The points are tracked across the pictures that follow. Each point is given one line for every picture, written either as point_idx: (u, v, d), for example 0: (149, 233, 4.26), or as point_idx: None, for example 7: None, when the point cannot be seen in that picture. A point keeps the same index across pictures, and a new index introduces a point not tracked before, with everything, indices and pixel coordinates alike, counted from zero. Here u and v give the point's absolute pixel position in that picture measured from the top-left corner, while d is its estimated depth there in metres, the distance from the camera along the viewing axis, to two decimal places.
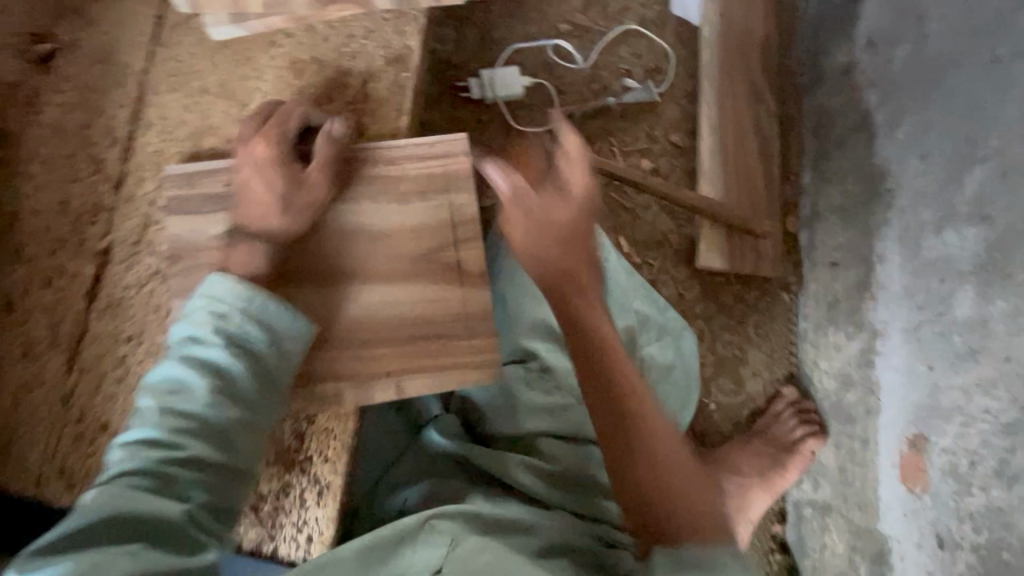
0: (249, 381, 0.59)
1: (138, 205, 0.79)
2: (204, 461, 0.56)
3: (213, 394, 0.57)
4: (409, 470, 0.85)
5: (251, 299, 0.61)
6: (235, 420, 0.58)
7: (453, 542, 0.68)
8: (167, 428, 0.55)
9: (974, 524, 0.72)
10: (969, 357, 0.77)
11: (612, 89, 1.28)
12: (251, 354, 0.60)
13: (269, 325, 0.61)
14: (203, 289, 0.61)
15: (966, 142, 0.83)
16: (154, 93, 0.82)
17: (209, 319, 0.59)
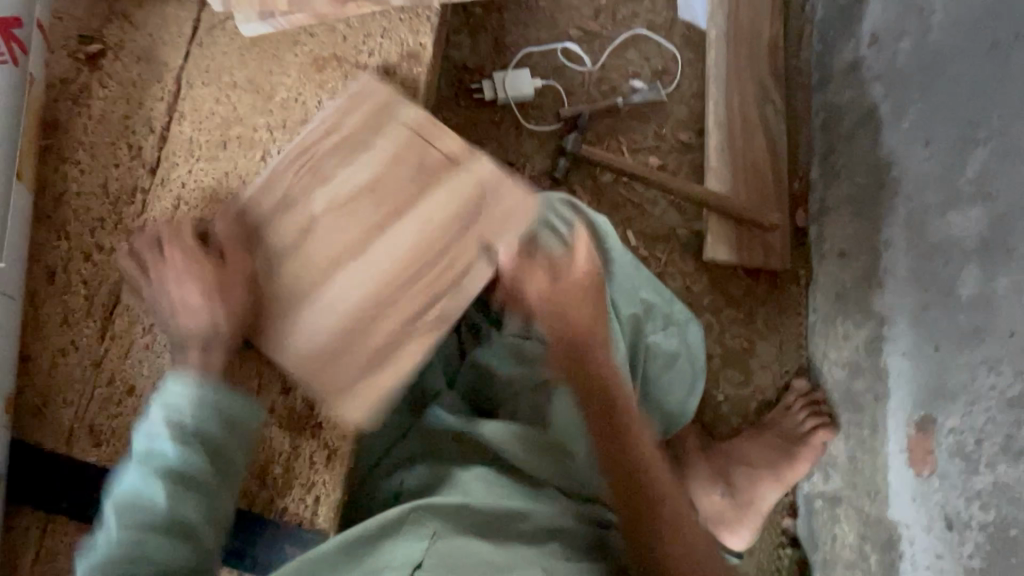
0: (211, 480, 0.67)
1: (170, 187, 0.86)
2: (171, 563, 0.62)
3: (173, 498, 0.64)
4: (412, 448, 0.85)
5: (203, 391, 0.69)
6: (199, 518, 0.65)
7: (435, 536, 0.70)
8: (131, 537, 0.62)
9: (982, 502, 0.72)
10: (974, 336, 0.76)
11: (621, 90, 1.32)
12: (205, 451, 0.67)
13: (229, 422, 0.69)
14: (160, 395, 0.69)
15: (968, 125, 0.84)
16: (189, 88, 0.90)
17: (167, 425, 0.67)
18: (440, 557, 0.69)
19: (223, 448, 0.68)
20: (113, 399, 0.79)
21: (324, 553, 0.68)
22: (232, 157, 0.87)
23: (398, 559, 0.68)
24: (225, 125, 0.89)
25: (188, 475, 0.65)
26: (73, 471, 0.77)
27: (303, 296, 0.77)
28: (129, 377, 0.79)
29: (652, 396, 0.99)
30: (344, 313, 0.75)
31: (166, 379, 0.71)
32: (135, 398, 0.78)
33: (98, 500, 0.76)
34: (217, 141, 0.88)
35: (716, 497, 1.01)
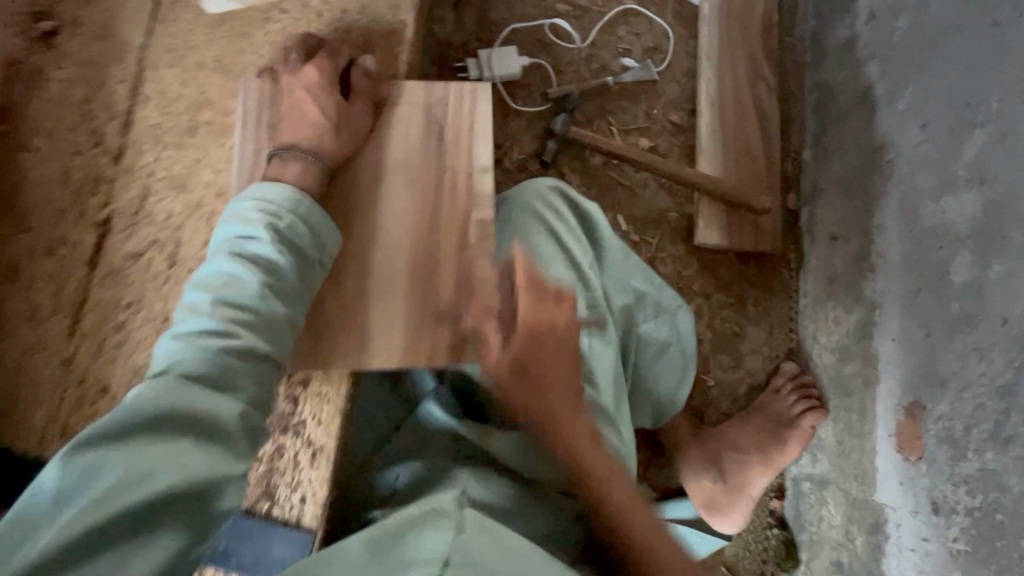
0: (295, 282, 0.68)
1: (137, 176, 0.81)
2: (256, 351, 0.63)
3: (265, 289, 0.66)
4: (405, 442, 0.82)
5: (295, 198, 0.71)
6: (281, 314, 0.66)
7: (459, 530, 0.61)
8: (224, 319, 0.63)
9: (968, 488, 0.72)
10: (965, 323, 0.76)
11: (611, 68, 1.28)
12: (295, 252, 0.69)
13: (314, 227, 0.71)
14: (251, 192, 0.70)
15: (966, 107, 0.82)
16: (153, 68, 0.84)
17: (260, 220, 0.68)
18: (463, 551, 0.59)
19: (304, 255, 0.70)
20: (86, 400, 0.75)
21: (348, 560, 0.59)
22: (203, 144, 0.83)
23: (422, 551, 0.58)
24: (194, 109, 0.84)
25: (277, 272, 0.67)
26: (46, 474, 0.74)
27: None
28: (103, 377, 0.76)
29: (643, 388, 0.99)
30: (340, 314, 0.76)
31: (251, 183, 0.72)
32: (108, 398, 0.75)
33: None
34: (186, 126, 0.83)
35: (707, 483, 1.01)
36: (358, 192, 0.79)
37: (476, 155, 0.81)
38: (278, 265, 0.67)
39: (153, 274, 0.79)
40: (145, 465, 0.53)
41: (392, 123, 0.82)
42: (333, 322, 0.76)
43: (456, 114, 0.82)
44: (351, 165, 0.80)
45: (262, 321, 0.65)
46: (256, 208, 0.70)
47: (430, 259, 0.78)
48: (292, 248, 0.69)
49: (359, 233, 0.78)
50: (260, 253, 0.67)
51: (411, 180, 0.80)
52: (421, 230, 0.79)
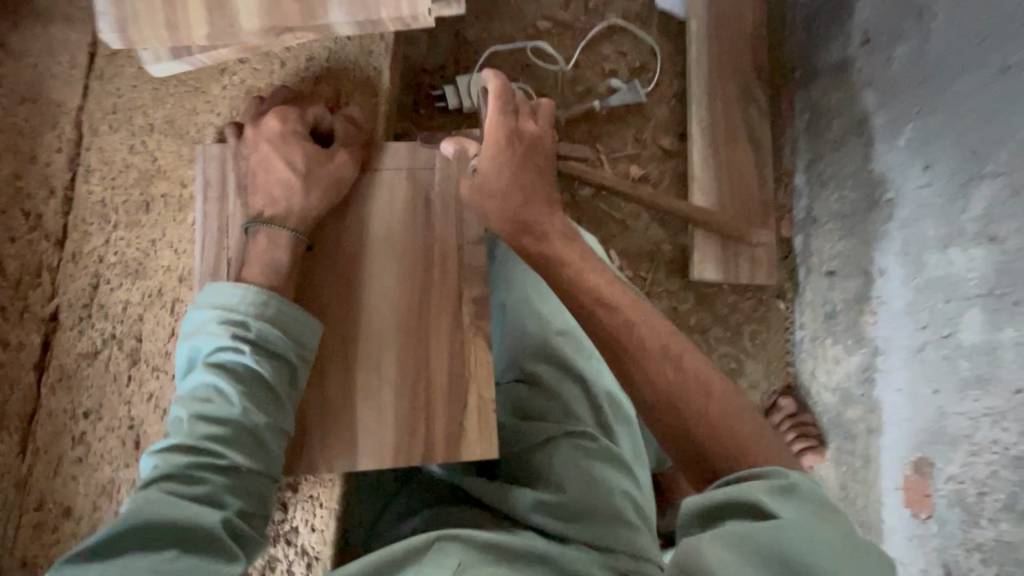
0: (277, 385, 0.63)
1: (85, 263, 0.72)
2: (238, 467, 0.59)
3: (243, 400, 0.60)
4: (412, 500, 0.79)
5: (257, 295, 0.64)
6: (261, 424, 0.61)
7: (460, 566, 0.66)
8: (200, 436, 0.59)
9: (982, 556, 0.71)
10: (976, 385, 0.74)
11: (597, 91, 1.21)
12: (270, 354, 0.63)
13: (288, 326, 0.64)
14: (214, 295, 0.64)
15: (973, 155, 0.79)
16: (95, 134, 0.74)
17: (225, 325, 0.63)
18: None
19: (281, 354, 0.64)
20: (45, 524, 0.67)
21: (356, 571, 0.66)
22: (159, 221, 0.73)
23: None
24: (145, 181, 0.74)
25: (256, 376, 0.62)
26: None
27: None
28: (63, 497, 0.68)
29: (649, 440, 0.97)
30: (327, 410, 0.70)
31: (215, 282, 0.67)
32: (71, 521, 0.67)
33: None
34: (137, 201, 0.73)
35: None
36: (339, 273, 0.72)
37: (468, 226, 0.75)
38: (255, 373, 0.62)
39: (113, 375, 0.70)
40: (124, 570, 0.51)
41: (373, 191, 0.74)
42: (321, 417, 0.70)
43: (443, 178, 0.75)
44: (329, 242, 0.72)
45: (243, 432, 0.60)
46: (219, 316, 0.63)
47: (422, 343, 0.72)
48: (268, 351, 0.63)
49: (343, 316, 0.71)
50: (234, 364, 0.62)
51: (397, 252, 0.73)
52: (410, 311, 0.72)
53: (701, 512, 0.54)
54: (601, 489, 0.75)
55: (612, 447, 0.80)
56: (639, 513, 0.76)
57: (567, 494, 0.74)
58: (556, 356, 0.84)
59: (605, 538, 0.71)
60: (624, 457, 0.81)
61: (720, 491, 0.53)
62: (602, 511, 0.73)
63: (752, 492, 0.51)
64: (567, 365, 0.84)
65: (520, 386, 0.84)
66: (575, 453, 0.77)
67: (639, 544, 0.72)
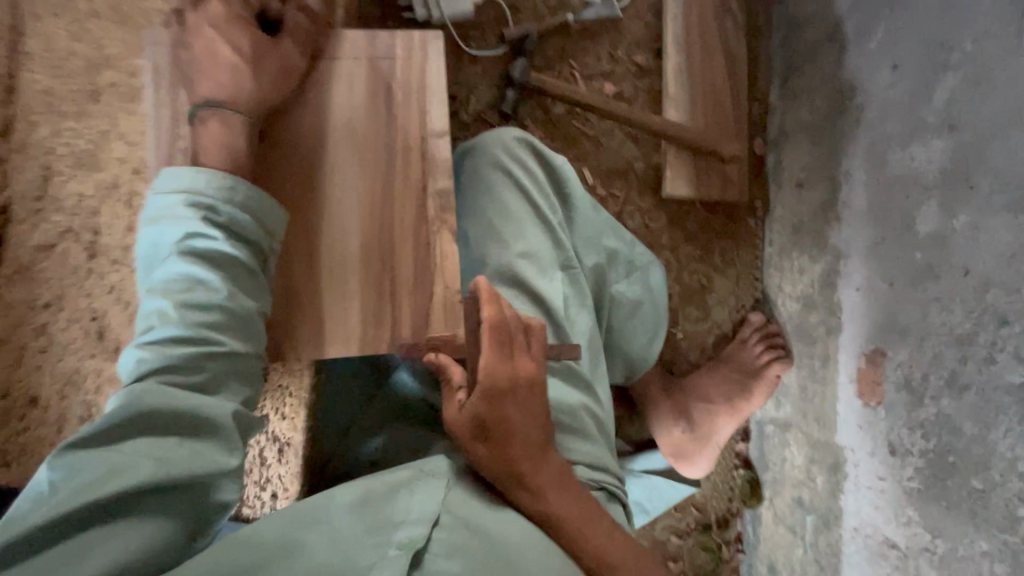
0: (257, 270, 0.63)
1: (34, 155, 0.70)
2: (238, 352, 0.59)
3: (233, 286, 0.60)
4: (379, 413, 0.80)
5: (230, 181, 0.62)
6: (255, 309, 0.61)
7: (448, 488, 0.63)
8: (195, 324, 0.57)
9: (923, 431, 0.76)
10: (928, 274, 0.77)
11: (570, 4, 1.17)
12: (250, 243, 0.63)
13: (262, 213, 0.63)
14: (175, 182, 0.61)
15: (939, 47, 0.78)
16: (33, 20, 0.70)
17: (195, 212, 0.60)
18: (456, 514, 0.60)
19: (261, 244, 0.64)
20: (14, 414, 0.68)
21: (339, 499, 0.58)
22: (109, 112, 0.71)
23: (413, 513, 0.58)
24: (92, 70, 0.71)
25: (238, 264, 0.61)
26: None
27: None
28: (29, 388, 0.68)
29: (617, 348, 1.00)
30: (291, 301, 0.70)
31: (166, 171, 0.62)
32: (39, 410, 0.68)
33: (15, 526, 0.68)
34: (84, 90, 0.71)
35: (676, 433, 1.05)
36: (299, 161, 0.71)
37: (432, 117, 0.73)
38: (236, 257, 0.61)
39: (71, 268, 0.69)
40: (118, 462, 0.50)
41: (331, 79, 0.72)
42: (285, 309, 0.70)
43: (406, 66, 0.73)
44: (286, 130, 0.71)
45: (240, 318, 0.60)
46: (184, 202, 0.61)
47: (385, 234, 0.71)
48: (247, 241, 0.63)
49: (303, 207, 0.70)
50: (210, 249, 0.60)
51: (358, 141, 0.72)
52: (373, 202, 0.71)
53: None
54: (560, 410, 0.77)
55: (573, 365, 0.81)
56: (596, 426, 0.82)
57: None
58: (520, 278, 0.80)
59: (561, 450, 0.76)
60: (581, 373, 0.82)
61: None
62: (558, 429, 0.77)
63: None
64: (527, 288, 0.80)
65: None
66: None
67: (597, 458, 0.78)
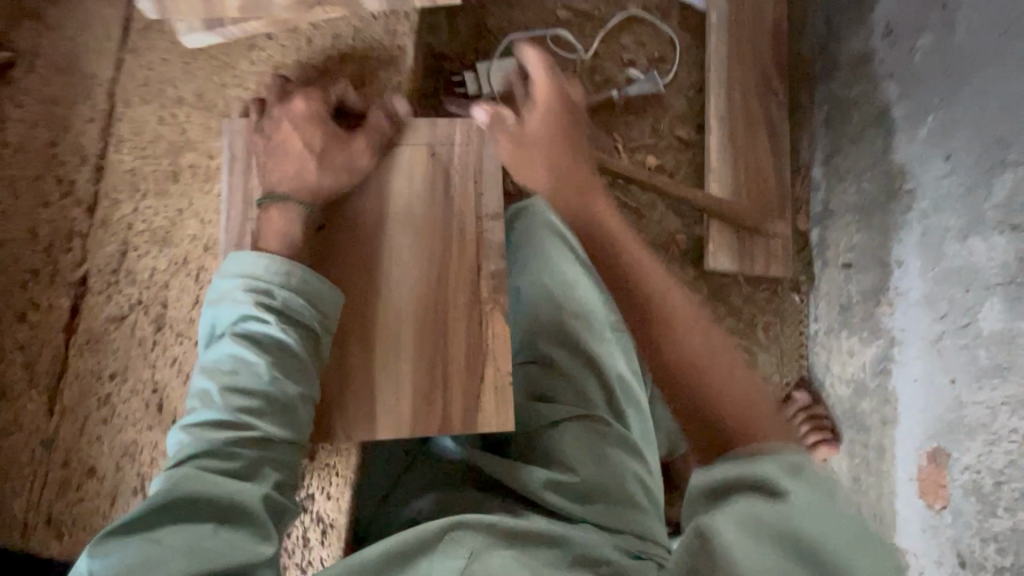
0: (303, 355, 0.63)
1: (115, 230, 0.74)
2: (273, 437, 0.60)
3: (275, 372, 0.61)
4: (419, 478, 0.81)
5: (283, 266, 0.64)
6: (295, 394, 0.61)
7: (474, 555, 0.63)
8: (236, 409, 0.59)
9: (998, 546, 0.70)
10: (995, 374, 0.74)
11: (615, 81, 1.22)
12: (298, 326, 0.63)
13: (313, 298, 0.65)
14: (237, 267, 0.64)
15: (997, 143, 0.79)
16: (126, 105, 0.76)
17: (250, 296, 0.63)
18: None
19: (308, 328, 0.64)
20: (70, 484, 0.69)
21: (370, 555, 0.63)
22: (187, 191, 0.75)
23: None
24: (174, 152, 0.76)
25: (284, 348, 0.62)
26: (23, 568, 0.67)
27: None
28: (86, 457, 0.69)
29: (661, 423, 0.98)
30: (346, 377, 0.71)
31: (235, 253, 0.66)
32: (94, 480, 0.69)
33: None
34: (166, 171, 0.75)
35: None
36: (359, 243, 0.73)
37: (486, 199, 0.76)
38: (284, 341, 0.62)
39: (138, 340, 0.72)
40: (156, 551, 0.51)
41: (395, 164, 0.75)
42: (342, 385, 0.70)
43: (461, 150, 0.77)
44: (349, 212, 0.73)
45: (278, 404, 0.61)
46: (244, 286, 0.63)
47: (439, 311, 0.73)
48: (296, 324, 0.64)
49: (362, 286, 0.72)
50: (260, 333, 0.62)
51: (416, 222, 0.74)
52: (428, 282, 0.73)
53: (710, 492, 0.55)
54: (603, 474, 0.77)
55: (623, 431, 0.81)
56: (648, 496, 0.78)
57: (577, 474, 0.76)
58: (569, 338, 0.85)
59: (615, 517, 0.74)
60: (633, 438, 0.81)
61: (732, 466, 0.56)
62: (609, 496, 0.75)
63: (764, 467, 0.54)
64: (575, 344, 0.85)
65: (535, 367, 0.85)
66: (585, 432, 0.79)
67: (648, 527, 0.75)
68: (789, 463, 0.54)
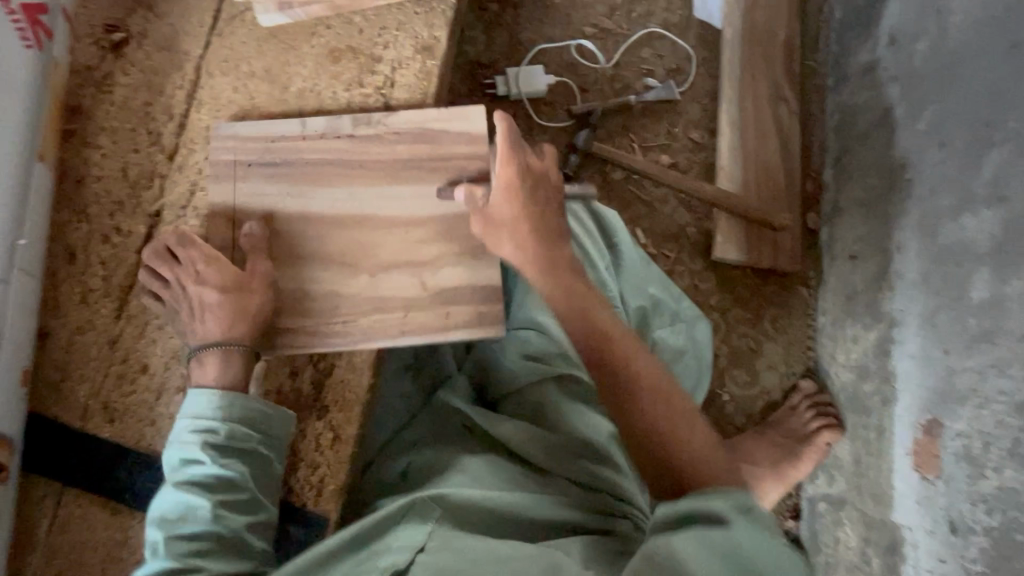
0: (248, 480, 0.69)
1: (188, 172, 0.88)
2: (225, 573, 0.65)
3: (221, 509, 0.66)
4: (420, 433, 0.86)
5: (226, 401, 0.71)
6: (244, 525, 0.68)
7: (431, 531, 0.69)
8: (186, 553, 0.64)
9: (987, 507, 0.72)
10: (983, 339, 0.76)
11: (634, 89, 1.32)
12: (241, 458, 0.70)
13: (256, 425, 0.72)
14: (188, 410, 0.71)
15: (986, 126, 0.83)
16: (208, 76, 0.92)
17: (197, 439, 0.69)
18: (440, 543, 0.67)
19: (252, 458, 0.71)
20: (126, 377, 0.81)
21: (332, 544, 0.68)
22: None
23: (394, 546, 0.67)
24: (242, 114, 0.91)
25: (229, 481, 0.68)
26: (85, 447, 0.79)
27: (315, 294, 0.80)
28: (142, 356, 0.82)
29: None
30: (363, 318, 0.81)
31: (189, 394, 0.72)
32: (146, 376, 0.81)
33: (109, 474, 0.78)
34: None
35: None
36: (387, 198, 0.82)
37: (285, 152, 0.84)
38: (228, 476, 0.68)
39: None
40: None
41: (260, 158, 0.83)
42: (362, 321, 0.80)
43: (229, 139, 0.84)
44: (355, 176, 0.83)
45: (228, 537, 0.66)
46: (192, 425, 0.70)
47: (448, 254, 0.82)
48: (239, 454, 0.70)
49: (383, 237, 0.82)
50: (201, 476, 0.67)
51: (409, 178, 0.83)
52: (439, 239, 0.82)
53: (668, 518, 0.61)
54: (572, 430, 0.84)
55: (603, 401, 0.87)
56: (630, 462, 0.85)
57: (556, 433, 0.84)
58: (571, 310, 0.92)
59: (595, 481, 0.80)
60: None
61: (690, 501, 0.61)
62: (588, 460, 0.82)
63: (715, 503, 0.60)
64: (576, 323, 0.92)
65: (529, 338, 0.90)
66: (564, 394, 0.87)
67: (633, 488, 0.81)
68: (736, 503, 0.61)
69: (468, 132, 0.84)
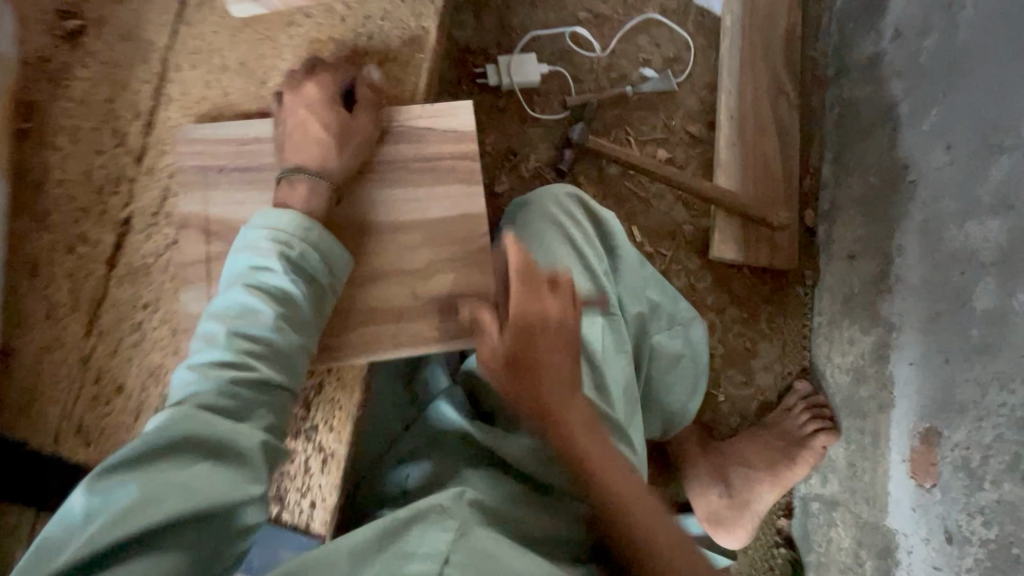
0: (307, 302, 0.64)
1: (159, 176, 0.82)
2: (272, 382, 0.59)
3: (282, 321, 0.61)
4: (413, 445, 0.83)
5: (309, 222, 0.66)
6: (297, 343, 0.62)
7: (462, 530, 0.63)
8: (240, 351, 0.59)
9: (984, 518, 0.72)
10: (984, 351, 0.75)
11: (630, 79, 1.27)
12: (310, 280, 0.65)
13: (325, 254, 0.66)
14: (269, 220, 0.65)
15: (993, 130, 0.81)
16: (177, 70, 0.85)
17: (274, 247, 0.63)
18: (469, 552, 0.61)
19: (315, 288, 0.65)
20: (101, 397, 0.77)
21: (354, 542, 0.62)
22: None
23: (422, 549, 0.60)
24: (216, 111, 0.84)
25: (292, 297, 0.63)
26: (59, 472, 0.75)
27: None
28: (117, 375, 0.78)
29: (654, 400, 1.00)
30: (352, 330, 0.77)
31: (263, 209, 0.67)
32: (122, 396, 0.77)
33: None
34: None
35: (714, 495, 1.04)
36: (372, 203, 0.77)
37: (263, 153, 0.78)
38: (293, 292, 0.63)
39: (171, 276, 0.80)
40: (153, 490, 0.49)
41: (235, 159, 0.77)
42: (353, 330, 0.77)
43: (198, 141, 0.78)
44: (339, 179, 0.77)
45: (282, 352, 0.61)
46: (268, 235, 0.64)
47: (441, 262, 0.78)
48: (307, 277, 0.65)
49: (372, 245, 0.77)
50: (274, 284, 0.62)
51: (397, 182, 0.78)
52: (431, 248, 0.78)
53: None
54: None
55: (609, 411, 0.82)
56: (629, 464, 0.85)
57: None
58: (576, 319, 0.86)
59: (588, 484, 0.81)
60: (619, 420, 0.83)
61: None
62: None
63: None
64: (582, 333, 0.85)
65: None
66: None
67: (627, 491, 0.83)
68: None
69: (458, 130, 0.80)
